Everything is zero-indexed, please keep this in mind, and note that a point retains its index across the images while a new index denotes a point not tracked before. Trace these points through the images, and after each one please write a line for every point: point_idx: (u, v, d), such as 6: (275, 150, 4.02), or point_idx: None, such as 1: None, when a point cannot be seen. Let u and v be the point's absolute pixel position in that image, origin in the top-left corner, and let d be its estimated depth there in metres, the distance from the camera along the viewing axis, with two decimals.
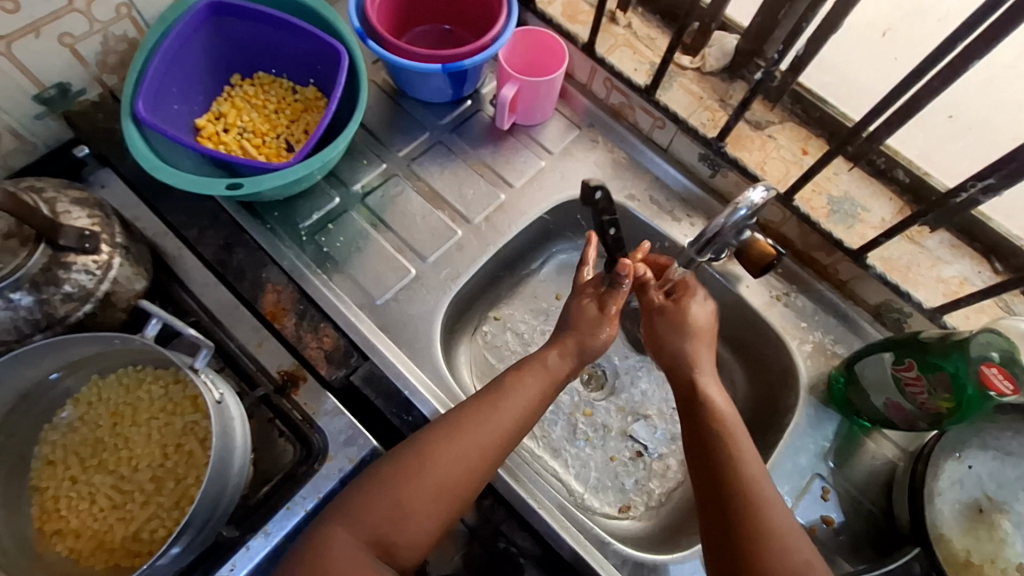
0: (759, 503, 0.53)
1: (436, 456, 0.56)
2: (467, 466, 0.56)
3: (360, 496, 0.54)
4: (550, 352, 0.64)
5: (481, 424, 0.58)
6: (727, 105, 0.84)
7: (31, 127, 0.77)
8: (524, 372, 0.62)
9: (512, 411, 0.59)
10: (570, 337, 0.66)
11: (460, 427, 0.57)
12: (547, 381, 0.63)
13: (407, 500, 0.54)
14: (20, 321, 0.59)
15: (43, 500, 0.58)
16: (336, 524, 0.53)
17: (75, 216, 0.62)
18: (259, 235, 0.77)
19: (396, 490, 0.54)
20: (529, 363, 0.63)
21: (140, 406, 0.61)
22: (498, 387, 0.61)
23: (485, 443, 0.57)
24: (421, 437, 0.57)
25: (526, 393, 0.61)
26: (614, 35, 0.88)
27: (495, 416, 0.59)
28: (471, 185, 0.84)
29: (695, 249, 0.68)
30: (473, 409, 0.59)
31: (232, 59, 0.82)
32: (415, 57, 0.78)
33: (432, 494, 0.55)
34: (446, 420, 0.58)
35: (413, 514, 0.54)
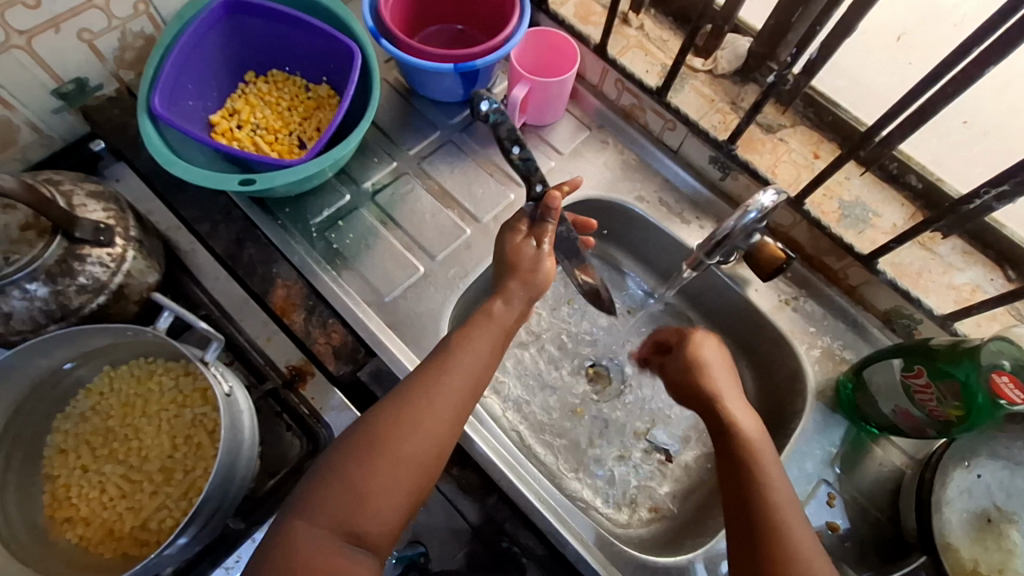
0: (786, 527, 0.52)
1: (391, 431, 0.54)
2: (425, 436, 0.55)
3: (321, 482, 0.53)
4: (495, 302, 0.64)
5: (433, 391, 0.57)
6: (738, 107, 0.83)
7: (50, 121, 0.78)
8: (469, 332, 0.62)
9: (463, 374, 0.58)
10: (511, 286, 0.65)
11: (412, 398, 0.56)
12: (495, 334, 0.62)
13: (368, 480, 0.52)
14: (35, 312, 0.60)
15: (54, 488, 0.59)
16: (299, 514, 0.51)
17: (91, 209, 0.63)
18: (271, 231, 0.78)
19: (356, 470, 0.52)
20: (475, 324, 0.62)
21: (151, 397, 0.61)
22: (444, 351, 0.60)
23: (441, 410, 0.56)
24: (374, 414, 0.56)
25: (474, 352, 0.60)
26: (626, 37, 0.88)
27: (447, 381, 0.58)
28: (481, 184, 0.85)
29: (704, 252, 0.68)
30: (422, 378, 0.58)
31: (246, 57, 0.83)
32: (427, 57, 0.78)
33: (392, 470, 0.53)
34: (398, 394, 0.57)
35: (377, 495, 0.52)
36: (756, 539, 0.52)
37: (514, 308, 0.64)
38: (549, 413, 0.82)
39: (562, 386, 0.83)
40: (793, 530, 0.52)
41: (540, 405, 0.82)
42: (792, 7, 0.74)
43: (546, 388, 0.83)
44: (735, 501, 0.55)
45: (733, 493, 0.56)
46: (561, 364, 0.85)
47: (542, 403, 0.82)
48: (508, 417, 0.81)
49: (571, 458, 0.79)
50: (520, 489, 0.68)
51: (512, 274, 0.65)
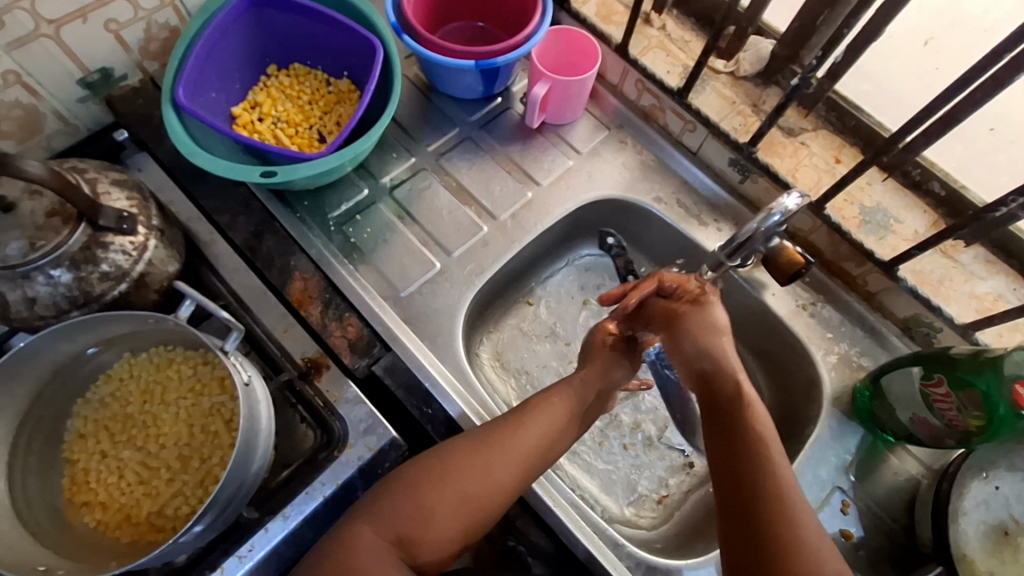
0: (794, 514, 0.48)
1: (462, 465, 0.57)
2: (494, 481, 0.57)
3: (384, 498, 0.56)
4: (582, 374, 0.68)
5: (510, 440, 0.59)
6: (760, 110, 0.83)
7: (75, 110, 0.79)
8: (551, 394, 0.64)
9: (540, 431, 0.61)
10: (596, 362, 0.69)
11: (489, 441, 0.59)
12: (574, 401, 0.65)
13: (431, 503, 0.55)
14: (59, 298, 0.61)
15: (73, 472, 0.60)
16: (361, 522, 0.55)
17: (115, 197, 0.64)
18: (289, 224, 0.79)
19: (423, 495, 0.56)
20: (557, 386, 0.66)
21: (170, 384, 0.62)
22: (524, 407, 0.63)
23: (512, 460, 0.58)
24: (450, 446, 0.59)
25: (553, 413, 0.63)
26: (648, 37, 0.87)
27: (523, 434, 0.60)
28: (498, 181, 0.85)
29: (725, 253, 0.67)
30: (501, 428, 0.60)
31: (269, 50, 0.84)
32: (449, 53, 0.78)
33: (454, 500, 0.56)
34: (476, 433, 0.60)
35: (436, 518, 0.55)
36: (753, 524, 0.49)
37: (598, 380, 0.68)
38: None
39: None
40: (797, 512, 0.48)
41: None
42: (818, 10, 0.74)
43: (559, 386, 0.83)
44: (728, 484, 0.52)
45: (729, 476, 0.52)
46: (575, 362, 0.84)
47: None
48: None
49: (583, 457, 0.79)
50: (532, 487, 0.68)
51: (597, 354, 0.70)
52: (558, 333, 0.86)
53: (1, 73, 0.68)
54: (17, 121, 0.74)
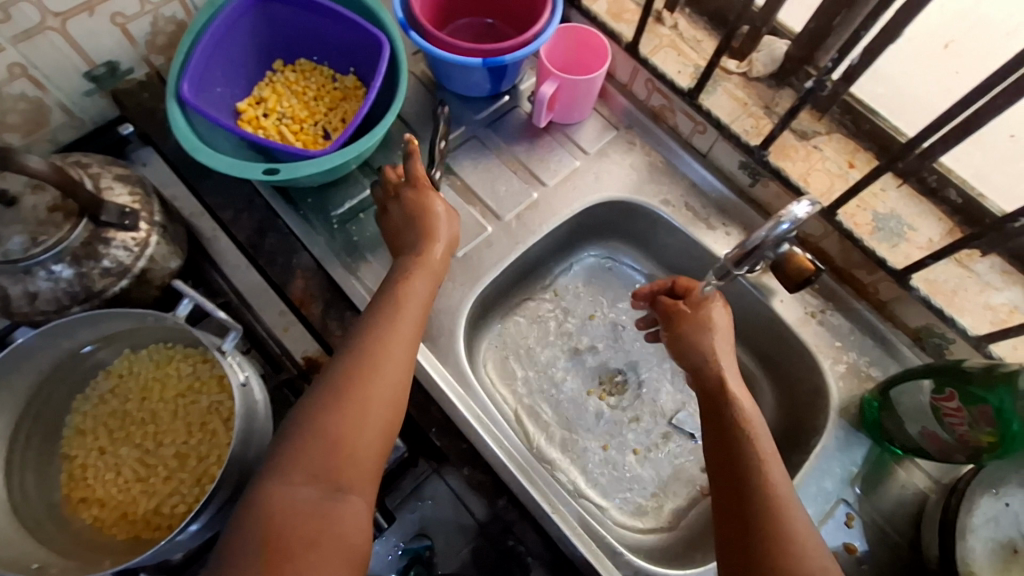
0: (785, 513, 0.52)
1: (350, 378, 0.55)
2: (387, 379, 0.56)
3: (287, 443, 0.52)
4: (436, 247, 0.68)
5: (385, 337, 0.59)
6: (772, 112, 0.81)
7: (80, 103, 0.79)
8: (410, 281, 0.65)
9: (410, 320, 0.61)
10: (438, 228, 0.69)
11: (369, 345, 0.58)
12: (428, 281, 0.66)
13: (339, 432, 0.52)
14: (60, 293, 0.61)
15: (71, 467, 0.60)
16: (276, 478, 0.50)
17: (117, 193, 0.64)
18: (293, 222, 0.77)
19: (327, 421, 0.53)
20: (412, 272, 0.66)
21: (168, 382, 0.61)
22: (388, 303, 0.62)
23: (395, 355, 0.58)
24: (340, 369, 0.56)
25: (416, 296, 0.64)
26: (659, 36, 0.86)
27: (398, 325, 0.60)
28: (504, 181, 0.84)
29: (733, 262, 0.65)
30: (370, 331, 0.59)
31: (275, 45, 0.83)
32: (457, 50, 0.77)
33: (361, 415, 0.54)
34: (355, 349, 0.58)
35: (353, 450, 0.52)
36: (747, 510, 0.53)
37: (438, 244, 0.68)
38: (567, 416, 0.81)
39: (577, 387, 0.83)
40: (786, 508, 0.52)
41: (552, 406, 0.82)
42: (835, 11, 0.72)
43: (558, 390, 0.82)
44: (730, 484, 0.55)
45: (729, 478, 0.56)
46: (577, 366, 0.84)
47: (556, 406, 0.82)
48: (523, 418, 0.81)
49: (583, 462, 0.79)
50: (532, 494, 0.67)
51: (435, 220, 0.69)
52: (564, 335, 0.86)
53: (7, 65, 0.68)
54: (23, 114, 0.74)
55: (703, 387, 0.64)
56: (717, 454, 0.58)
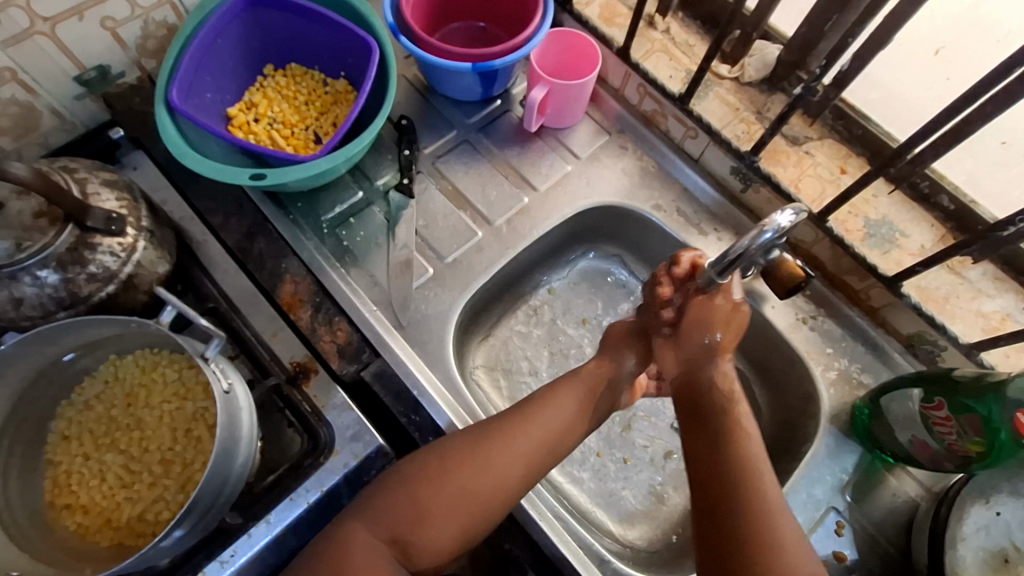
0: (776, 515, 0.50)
1: (460, 463, 0.57)
2: (495, 479, 0.57)
3: (385, 492, 0.56)
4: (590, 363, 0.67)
5: (514, 435, 0.59)
6: (764, 117, 0.81)
7: (71, 107, 0.79)
8: (562, 386, 0.64)
9: (548, 425, 0.61)
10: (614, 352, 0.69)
11: (501, 432, 0.60)
12: (585, 395, 0.64)
13: (432, 502, 0.56)
14: (45, 299, 0.60)
15: (55, 474, 0.60)
16: (358, 520, 0.55)
17: (104, 198, 0.64)
18: (282, 226, 0.77)
19: (423, 491, 0.56)
20: (567, 378, 0.65)
21: (154, 388, 0.61)
22: (535, 400, 0.63)
23: (513, 458, 0.58)
24: (454, 443, 0.59)
25: (563, 406, 0.63)
26: (651, 40, 0.86)
27: (541, 424, 0.61)
28: (495, 186, 0.84)
29: (717, 270, 0.61)
30: (505, 423, 0.60)
31: (266, 49, 0.83)
32: (446, 55, 0.77)
33: (454, 500, 0.56)
34: (477, 433, 0.60)
35: (435, 519, 0.55)
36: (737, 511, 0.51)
37: (607, 367, 0.67)
38: None
39: None
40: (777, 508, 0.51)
41: None
42: (826, 16, 0.72)
43: None
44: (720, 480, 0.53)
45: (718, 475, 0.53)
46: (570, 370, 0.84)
47: None
48: None
49: (573, 468, 0.79)
50: (524, 507, 0.66)
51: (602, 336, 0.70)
52: (555, 339, 0.85)
53: None
54: (12, 118, 0.74)
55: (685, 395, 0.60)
56: (698, 465, 0.55)
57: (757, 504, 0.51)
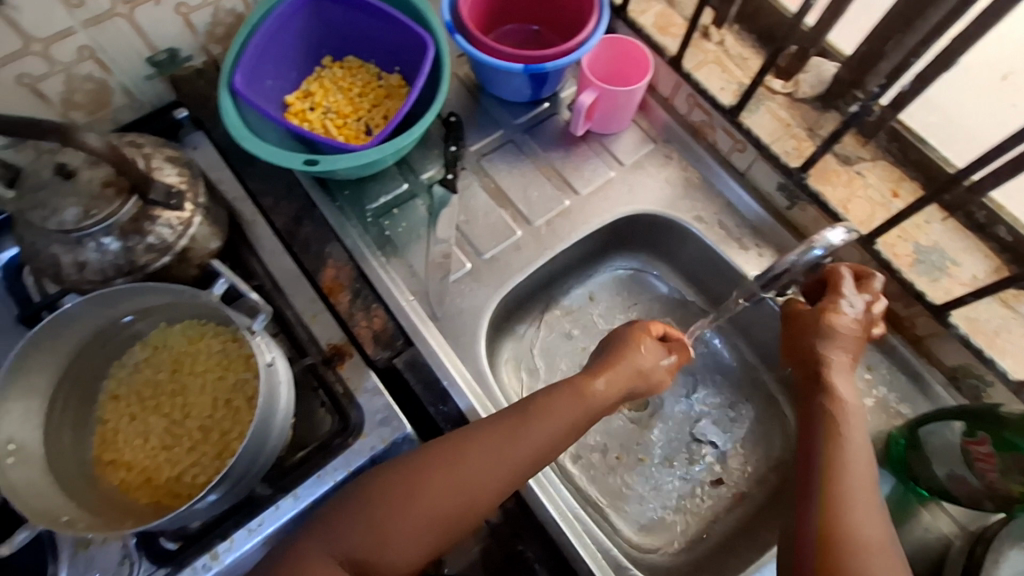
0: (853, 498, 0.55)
1: (425, 484, 0.59)
2: (462, 500, 0.59)
3: (345, 511, 0.59)
4: (595, 380, 0.65)
5: (487, 456, 0.60)
6: (816, 135, 0.80)
7: (141, 87, 0.83)
8: (554, 401, 0.63)
9: (527, 447, 0.61)
10: (614, 370, 0.66)
11: (463, 455, 0.60)
12: (578, 413, 0.63)
13: (391, 524, 0.58)
14: (106, 265, 0.64)
15: (103, 431, 0.62)
16: (316, 538, 0.58)
17: (166, 173, 0.67)
18: (329, 212, 0.80)
19: (384, 514, 0.58)
20: (558, 390, 0.64)
21: (199, 357, 0.64)
22: (520, 416, 0.62)
23: (485, 480, 0.60)
24: (421, 461, 0.60)
25: (553, 422, 0.62)
26: (704, 51, 0.85)
27: (510, 451, 0.60)
28: (537, 187, 0.84)
29: (761, 283, 0.70)
30: (476, 442, 0.61)
31: (326, 41, 0.86)
32: (500, 55, 0.79)
33: (418, 523, 0.58)
34: (446, 451, 0.61)
35: (398, 541, 0.58)
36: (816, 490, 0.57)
37: (614, 390, 0.65)
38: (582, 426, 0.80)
39: None
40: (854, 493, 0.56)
41: None
42: (888, 35, 0.70)
43: None
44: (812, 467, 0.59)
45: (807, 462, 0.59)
46: None
47: None
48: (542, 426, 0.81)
49: (595, 473, 0.79)
50: (546, 508, 0.67)
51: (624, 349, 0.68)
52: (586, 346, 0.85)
53: (77, 47, 0.72)
54: (88, 94, 0.78)
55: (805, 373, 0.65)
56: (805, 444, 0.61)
57: (840, 493, 0.56)
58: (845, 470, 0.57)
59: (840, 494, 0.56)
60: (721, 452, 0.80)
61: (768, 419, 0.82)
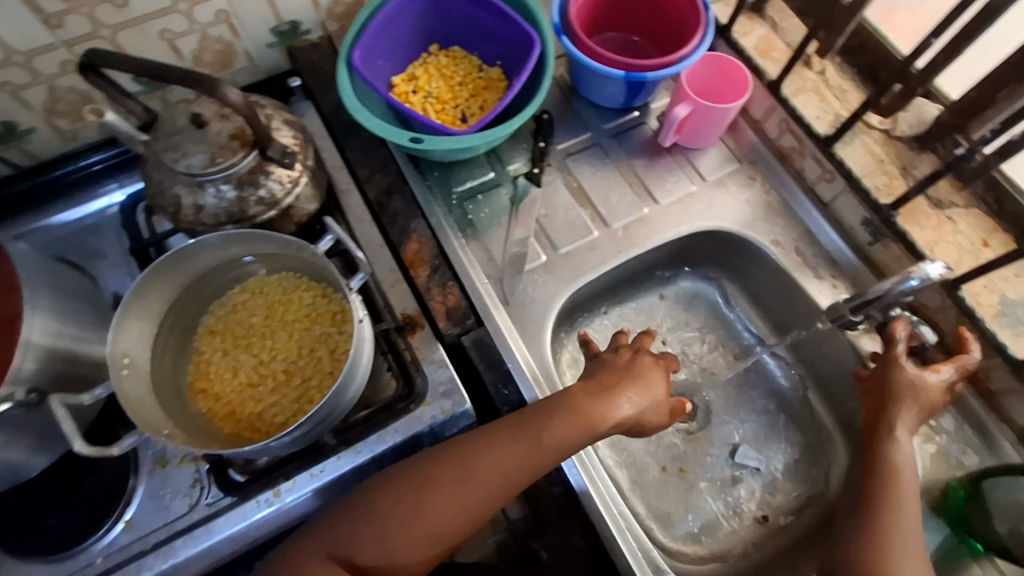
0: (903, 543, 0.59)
1: (433, 495, 0.61)
2: (465, 513, 0.62)
3: (350, 514, 0.61)
4: (599, 405, 0.64)
5: (488, 470, 0.62)
6: (909, 175, 0.79)
7: (262, 53, 0.89)
8: (554, 420, 0.63)
9: (528, 464, 0.63)
10: (620, 394, 0.66)
11: (466, 468, 0.62)
12: (579, 434, 0.63)
13: (396, 533, 0.60)
14: (220, 211, 0.69)
15: (198, 362, 0.68)
16: (318, 540, 0.60)
17: (283, 134, 0.72)
18: (418, 188, 0.85)
19: (390, 522, 0.60)
20: (559, 411, 0.64)
21: (291, 306, 0.69)
22: (524, 434, 0.63)
23: (487, 492, 0.62)
24: (423, 472, 0.62)
25: (556, 441, 0.63)
26: (804, 79, 0.86)
27: (511, 467, 0.62)
28: (618, 192, 0.86)
29: (852, 306, 0.70)
30: (478, 458, 0.62)
31: (436, 30, 0.90)
32: (602, 61, 0.81)
33: (424, 533, 0.61)
34: (449, 464, 0.63)
35: (402, 548, 0.60)
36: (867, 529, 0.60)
37: (619, 416, 0.65)
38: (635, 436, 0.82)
39: None
40: (904, 539, 0.59)
41: None
42: (1001, 83, 0.70)
43: None
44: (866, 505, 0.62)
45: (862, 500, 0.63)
46: None
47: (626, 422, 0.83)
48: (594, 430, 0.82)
49: (639, 477, 0.80)
50: (592, 496, 0.70)
51: (632, 378, 0.67)
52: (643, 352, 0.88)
53: (215, 11, 0.78)
54: (216, 54, 0.85)
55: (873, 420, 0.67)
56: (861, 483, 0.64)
57: (892, 536, 0.59)
58: (898, 517, 0.60)
59: (893, 549, 0.59)
60: (764, 473, 0.81)
61: (817, 452, 0.82)
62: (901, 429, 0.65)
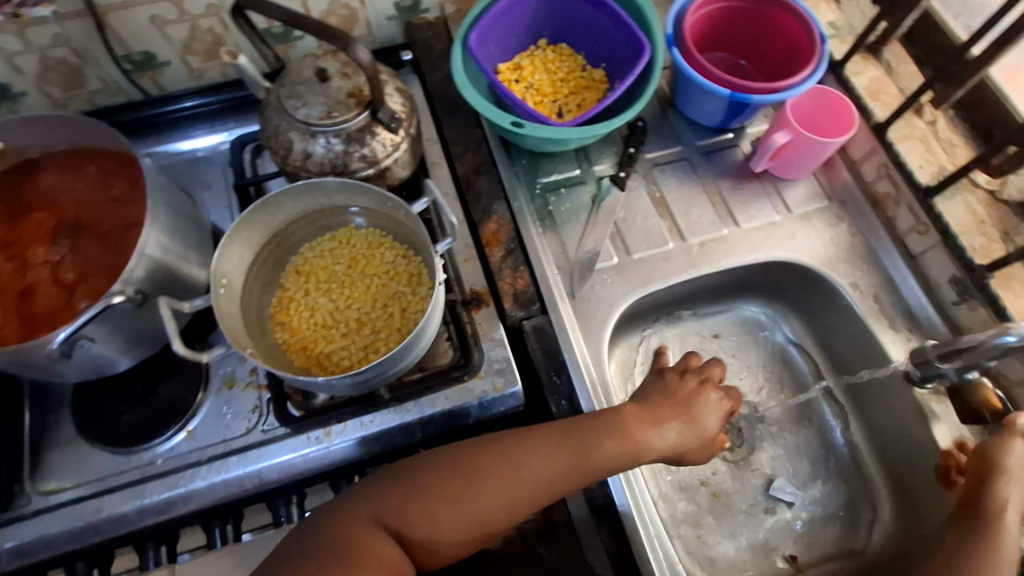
0: None
1: (481, 483, 0.62)
2: (509, 506, 0.62)
3: (400, 485, 0.62)
4: (652, 426, 0.65)
5: (537, 468, 0.63)
6: (1009, 240, 0.76)
7: (381, 24, 0.94)
8: (606, 432, 0.64)
9: (573, 469, 0.63)
10: (672, 420, 0.66)
11: (516, 461, 0.63)
12: (627, 451, 0.64)
13: (442, 512, 0.61)
14: (325, 161, 0.73)
15: (281, 296, 0.73)
16: (366, 506, 0.61)
17: (394, 99, 0.76)
18: (505, 173, 0.88)
19: (437, 500, 0.61)
20: (612, 424, 0.65)
21: (373, 261, 0.73)
22: (575, 440, 0.64)
23: (533, 489, 0.63)
24: (474, 459, 0.63)
25: (604, 452, 0.64)
26: (912, 126, 0.84)
27: (560, 469, 0.63)
28: (700, 208, 0.87)
29: (939, 353, 0.70)
30: (529, 455, 0.63)
31: (547, 25, 0.93)
32: (709, 76, 0.82)
33: (468, 518, 0.61)
34: (500, 456, 0.63)
35: (444, 528, 0.61)
36: None
37: (668, 442, 0.66)
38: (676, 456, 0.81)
39: None
40: None
41: None
42: None
43: None
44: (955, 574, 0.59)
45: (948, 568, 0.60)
46: None
47: None
48: None
49: (671, 494, 0.80)
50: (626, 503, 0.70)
51: (690, 408, 0.67)
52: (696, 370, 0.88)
53: None
54: (340, 18, 0.90)
55: (970, 500, 0.64)
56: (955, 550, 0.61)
57: None
58: None
59: None
60: (801, 516, 0.79)
61: (859, 505, 0.80)
62: (1003, 505, 0.62)
